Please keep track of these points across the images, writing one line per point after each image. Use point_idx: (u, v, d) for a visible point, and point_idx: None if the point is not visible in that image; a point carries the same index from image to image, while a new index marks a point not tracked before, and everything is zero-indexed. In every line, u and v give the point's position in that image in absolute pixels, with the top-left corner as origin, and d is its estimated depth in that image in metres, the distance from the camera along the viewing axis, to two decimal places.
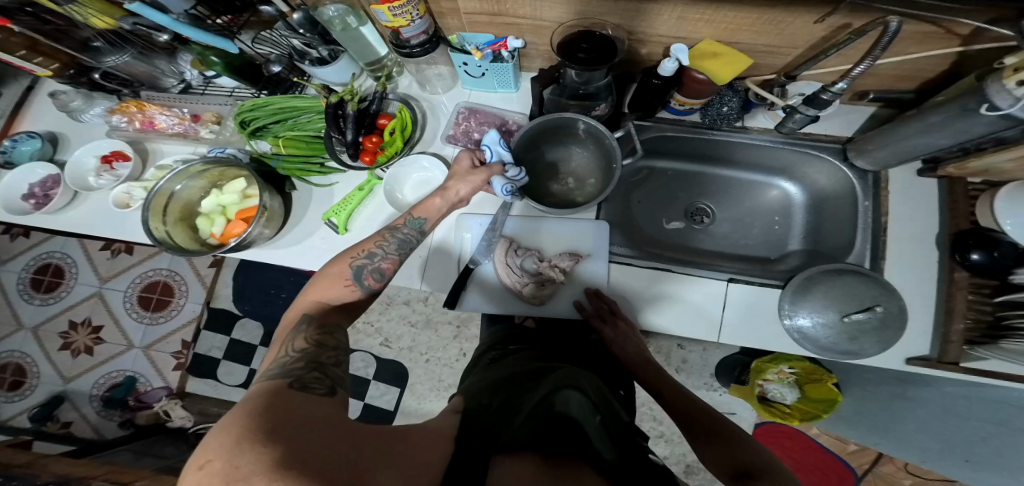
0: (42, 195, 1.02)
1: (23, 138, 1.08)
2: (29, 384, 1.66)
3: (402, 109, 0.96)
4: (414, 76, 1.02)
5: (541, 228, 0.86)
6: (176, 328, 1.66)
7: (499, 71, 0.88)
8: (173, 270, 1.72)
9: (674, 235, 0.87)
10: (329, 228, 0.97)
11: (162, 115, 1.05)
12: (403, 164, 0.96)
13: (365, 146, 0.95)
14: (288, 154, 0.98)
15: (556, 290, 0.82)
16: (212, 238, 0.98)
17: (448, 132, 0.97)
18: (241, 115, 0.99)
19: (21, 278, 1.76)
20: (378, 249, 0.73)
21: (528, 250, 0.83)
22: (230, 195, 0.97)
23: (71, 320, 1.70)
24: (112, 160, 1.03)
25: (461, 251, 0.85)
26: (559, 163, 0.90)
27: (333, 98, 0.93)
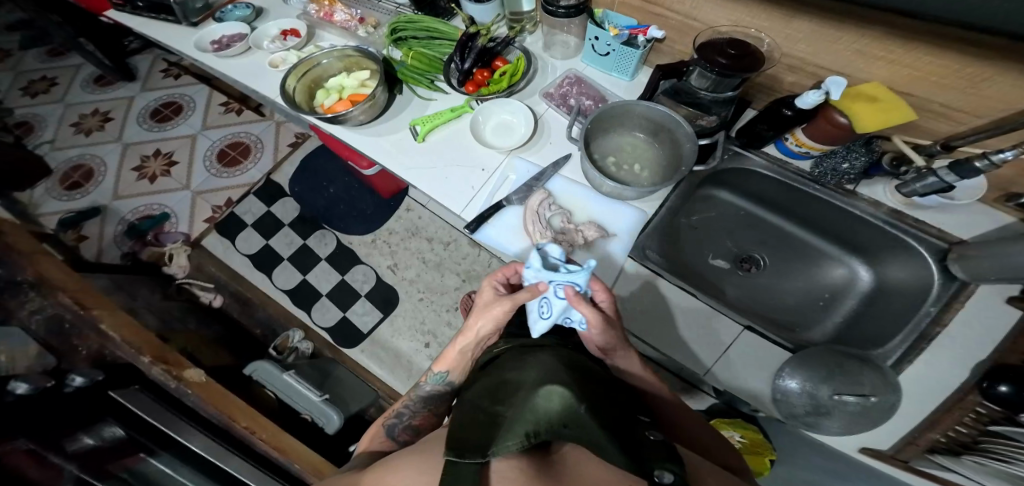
0: (225, 43, 1.28)
1: (240, 6, 1.37)
2: (86, 189, 1.96)
3: (519, 58, 1.00)
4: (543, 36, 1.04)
5: (581, 197, 0.89)
6: (228, 186, 1.88)
7: (625, 57, 0.91)
8: (258, 139, 1.98)
9: (713, 269, 0.86)
10: (411, 134, 1.04)
11: (341, 11, 1.25)
12: (495, 103, 0.99)
13: (475, 77, 1.01)
14: (411, 63, 1.09)
15: (570, 253, 0.83)
16: (319, 108, 1.11)
17: (549, 89, 0.99)
18: (395, 25, 1.12)
19: (146, 105, 2.13)
20: (405, 408, 0.79)
21: (560, 209, 0.88)
22: (351, 80, 1.11)
23: (157, 149, 2.00)
24: (286, 34, 1.27)
25: (499, 187, 0.93)
26: (619, 146, 0.87)
27: (470, 29, 1.00)
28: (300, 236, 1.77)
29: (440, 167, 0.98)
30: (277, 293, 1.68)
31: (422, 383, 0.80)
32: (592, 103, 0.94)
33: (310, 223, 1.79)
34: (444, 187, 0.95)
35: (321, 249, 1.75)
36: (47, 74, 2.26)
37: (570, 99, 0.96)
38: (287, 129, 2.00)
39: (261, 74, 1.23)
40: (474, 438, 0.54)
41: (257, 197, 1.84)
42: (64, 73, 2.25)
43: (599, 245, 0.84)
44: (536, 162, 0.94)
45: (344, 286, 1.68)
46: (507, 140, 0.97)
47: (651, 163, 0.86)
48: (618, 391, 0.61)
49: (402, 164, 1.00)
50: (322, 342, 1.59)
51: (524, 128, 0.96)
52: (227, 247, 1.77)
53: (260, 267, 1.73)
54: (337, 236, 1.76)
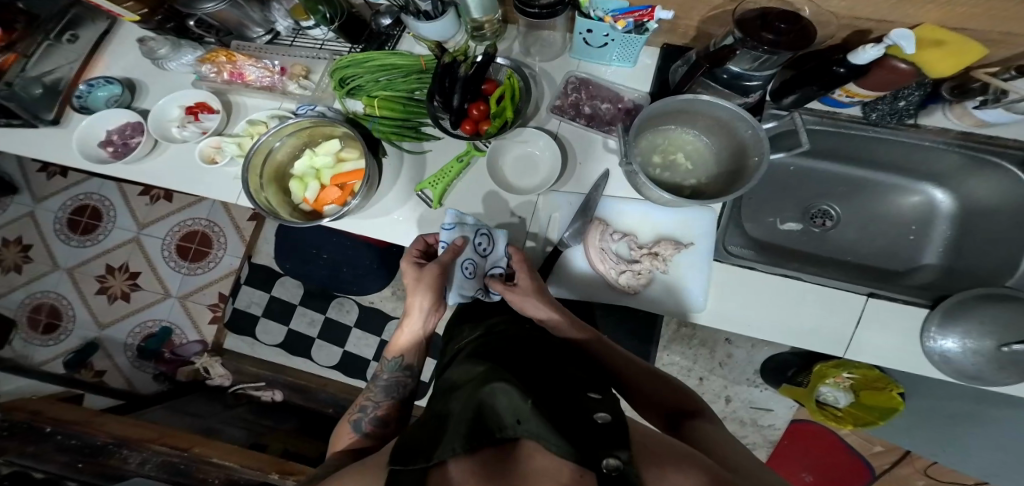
0: (121, 143, 0.90)
1: (100, 82, 0.96)
2: (63, 328, 1.77)
3: (511, 75, 0.88)
4: (520, 40, 0.93)
5: (642, 213, 0.87)
6: (214, 278, 1.78)
7: (627, 43, 0.79)
8: (211, 221, 1.81)
9: (790, 235, 0.90)
10: (422, 200, 0.93)
11: (252, 66, 0.91)
12: (507, 138, 0.90)
13: (470, 114, 0.88)
14: (383, 115, 0.92)
15: (651, 279, 0.85)
16: (303, 203, 0.91)
17: (554, 102, 0.90)
18: (339, 70, 0.91)
19: (57, 219, 1.85)
20: (368, 402, 0.83)
21: (622, 234, 0.86)
22: (323, 157, 0.90)
23: (108, 265, 1.80)
24: (196, 112, 0.90)
25: (550, 231, 0.88)
26: (660, 139, 0.79)
27: (447, 57, 0.85)
28: (318, 310, 1.70)
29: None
30: (328, 372, 1.65)
31: (381, 371, 0.87)
32: (609, 106, 0.87)
33: (322, 295, 1.71)
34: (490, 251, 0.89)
35: (345, 316, 1.70)
36: None
37: (583, 107, 0.88)
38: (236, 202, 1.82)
39: (192, 176, 0.89)
40: (424, 446, 0.57)
41: (250, 285, 1.73)
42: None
43: (676, 259, 0.84)
44: (574, 192, 0.89)
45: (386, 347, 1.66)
46: (535, 177, 0.90)
47: (710, 152, 0.78)
48: (573, 373, 0.65)
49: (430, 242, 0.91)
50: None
51: (548, 157, 0.89)
52: (251, 343, 1.70)
53: (297, 354, 1.67)
54: (355, 299, 1.70)
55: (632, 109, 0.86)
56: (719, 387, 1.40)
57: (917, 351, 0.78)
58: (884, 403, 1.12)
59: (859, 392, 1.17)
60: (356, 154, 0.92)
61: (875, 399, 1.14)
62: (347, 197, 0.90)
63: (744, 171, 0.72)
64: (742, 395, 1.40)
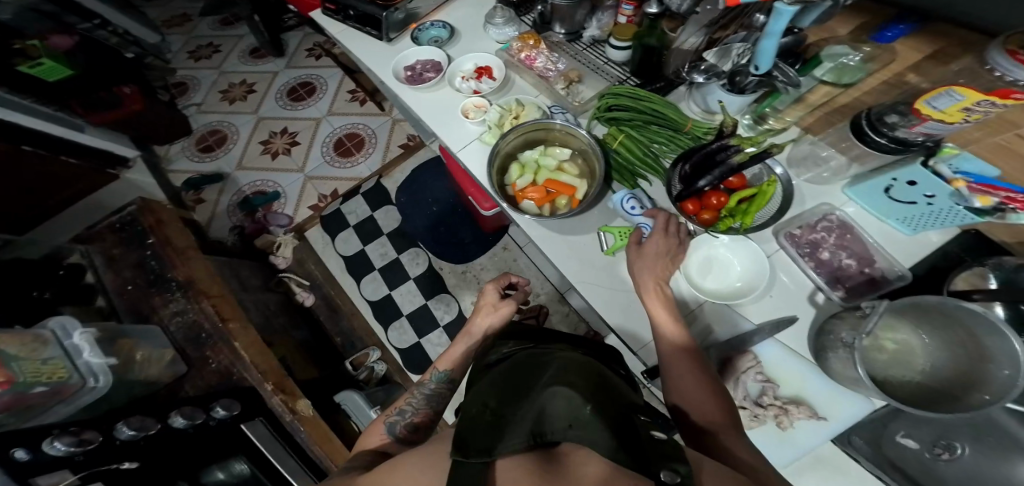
0: (418, 72, 1.02)
1: (436, 24, 1.08)
2: (216, 154, 1.90)
3: (770, 182, 0.86)
4: (795, 152, 0.90)
5: (801, 373, 0.79)
6: (340, 177, 1.85)
7: (949, 213, 0.70)
8: (374, 134, 1.91)
9: (924, 466, 0.72)
10: (598, 240, 0.91)
11: (542, 56, 0.99)
12: (720, 235, 0.85)
13: (702, 196, 0.87)
14: (619, 151, 0.92)
15: (758, 422, 0.78)
16: (508, 185, 0.95)
17: (792, 228, 0.86)
18: (610, 95, 0.92)
19: (286, 83, 2.04)
20: (407, 406, 0.86)
21: (766, 379, 0.79)
22: (548, 160, 0.94)
23: (285, 127, 1.94)
24: (481, 73, 1.00)
25: (703, 337, 0.84)
26: (886, 325, 0.71)
27: (733, 139, 0.84)
28: (396, 249, 1.75)
29: (621, 290, 0.87)
30: (362, 304, 1.70)
31: (425, 379, 0.90)
32: (852, 264, 0.81)
33: (408, 239, 1.75)
34: (632, 323, 0.85)
35: (411, 268, 1.72)
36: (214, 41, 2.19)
37: (822, 251, 0.83)
38: (402, 128, 1.91)
39: (447, 116, 0.99)
40: (483, 437, 0.53)
41: (363, 198, 1.81)
42: (229, 41, 2.18)
43: (800, 425, 0.76)
44: (750, 317, 0.83)
45: (425, 312, 1.66)
46: (722, 285, 0.85)
47: (936, 371, 0.68)
48: (626, 394, 0.62)
49: (582, 277, 0.89)
50: (394, 365, 1.60)
51: (742, 271, 0.85)
52: (326, 245, 1.77)
53: (352, 274, 1.73)
54: (428, 259, 1.72)
55: (877, 280, 0.79)
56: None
57: None
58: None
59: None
60: (574, 172, 0.95)
61: None
62: (545, 202, 0.92)
63: (955, 403, 0.64)
64: None
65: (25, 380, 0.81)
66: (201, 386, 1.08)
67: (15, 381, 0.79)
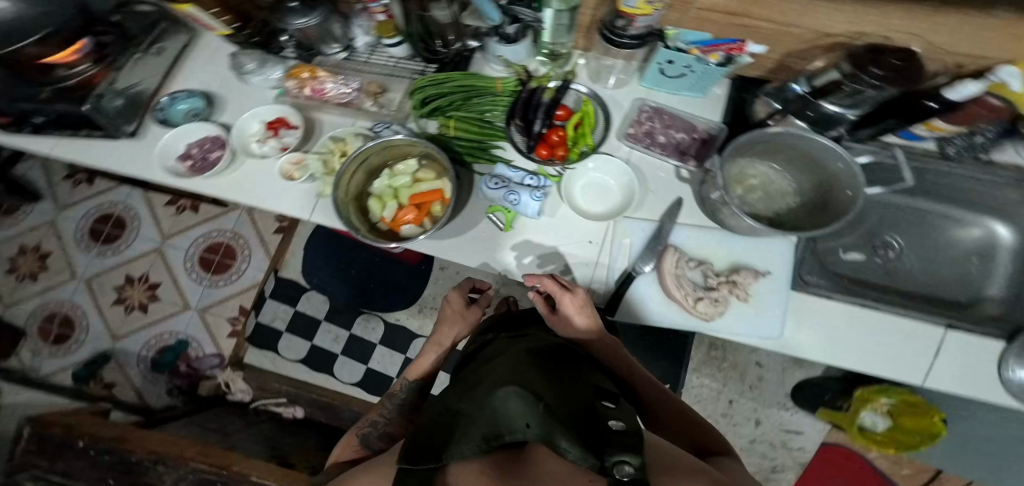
0: (200, 157, 0.91)
1: (182, 96, 0.97)
2: (75, 339, 1.75)
3: (586, 102, 0.91)
4: (589, 66, 0.94)
5: (716, 239, 0.88)
6: (233, 293, 1.76)
7: (705, 74, 0.81)
8: (235, 233, 1.81)
9: (862, 264, 0.91)
10: (493, 223, 0.91)
11: (333, 83, 0.93)
12: (579, 164, 0.90)
13: (544, 138, 0.90)
14: (460, 136, 0.91)
15: (725, 305, 0.85)
16: (380, 222, 0.91)
17: (626, 129, 0.92)
18: (417, 91, 0.91)
19: (83, 226, 1.85)
20: (379, 417, 0.96)
21: (698, 263, 0.86)
22: (401, 178, 0.90)
23: (129, 275, 1.79)
24: (276, 127, 0.91)
25: (622, 256, 0.88)
26: (745, 170, 0.81)
27: (533, 83, 0.89)
28: (343, 326, 1.70)
29: (539, 252, 0.90)
30: (349, 388, 1.65)
31: (397, 390, 0.99)
32: (684, 135, 0.89)
33: (349, 310, 1.71)
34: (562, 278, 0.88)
35: (371, 333, 1.69)
36: None
37: (657, 135, 0.91)
38: (263, 215, 1.83)
39: (269, 189, 0.90)
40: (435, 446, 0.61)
41: (275, 299, 1.73)
42: None
43: (756, 289, 0.85)
44: (647, 217, 0.90)
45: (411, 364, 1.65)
46: (610, 203, 0.91)
47: (801, 191, 0.80)
48: (594, 388, 0.66)
49: (498, 262, 0.90)
50: None
51: (619, 185, 0.91)
52: (273, 358, 1.70)
53: (320, 369, 1.67)
54: (382, 317, 1.69)
55: (706, 139, 0.89)
56: (749, 410, 1.54)
57: (993, 379, 0.80)
58: (928, 430, 1.28)
59: (898, 416, 1.33)
60: (431, 175, 0.92)
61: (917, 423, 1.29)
62: (423, 217, 0.90)
63: (834, 202, 0.74)
64: (773, 418, 1.53)
65: None
66: None
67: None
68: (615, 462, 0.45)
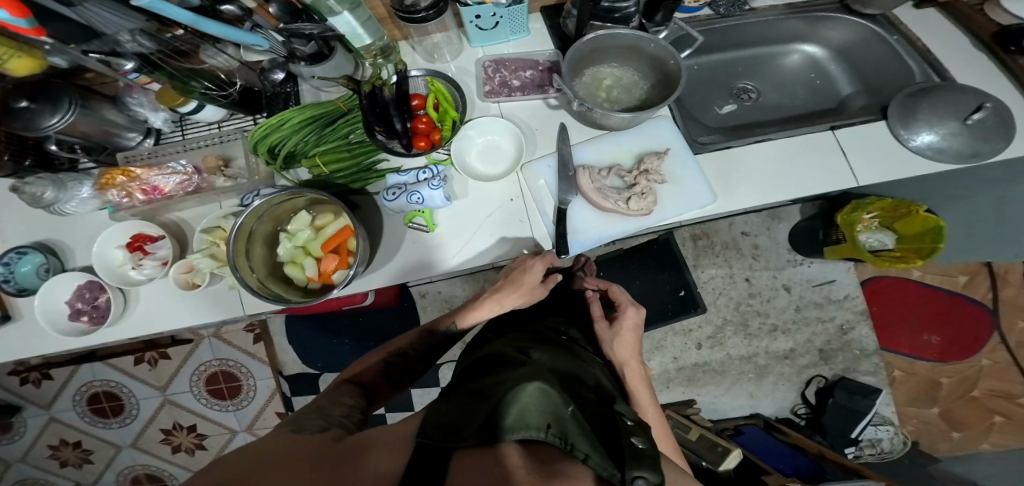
0: (90, 307, 0.90)
1: (14, 257, 0.93)
2: (172, 483, 1.79)
3: (433, 81, 0.91)
4: (419, 51, 0.95)
5: (608, 144, 0.91)
6: (263, 403, 1.75)
7: (514, 14, 0.88)
8: (224, 357, 1.73)
9: (728, 113, 1.09)
10: (417, 230, 0.89)
11: (160, 175, 0.92)
12: (460, 138, 0.90)
13: (413, 131, 0.89)
14: (333, 169, 0.89)
15: (654, 196, 0.87)
16: (310, 282, 0.90)
17: (484, 89, 0.93)
18: (261, 145, 0.89)
19: (80, 413, 1.74)
20: (410, 351, 0.81)
21: (610, 170, 0.89)
22: (302, 232, 0.89)
23: (173, 422, 1.76)
24: (139, 246, 0.90)
25: (542, 199, 0.89)
26: (594, 77, 0.93)
27: (366, 86, 0.84)
28: None
29: (470, 234, 0.89)
30: None
31: (442, 327, 0.83)
32: (533, 72, 0.94)
33: None
34: (501, 247, 0.88)
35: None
36: None
37: (511, 81, 0.94)
38: (232, 331, 1.74)
39: (195, 304, 0.92)
40: (447, 431, 0.51)
41: (299, 395, 1.73)
42: None
43: (670, 168, 0.88)
44: (546, 152, 0.91)
45: None
46: (504, 157, 0.91)
47: (642, 76, 0.92)
48: (599, 394, 0.65)
49: (435, 264, 0.88)
50: None
51: (511, 141, 0.91)
52: None
53: None
54: None
55: (551, 66, 0.94)
56: (769, 280, 1.52)
57: (907, 155, 0.87)
58: (926, 224, 1.17)
59: (895, 226, 1.25)
60: (330, 217, 0.91)
61: (911, 224, 1.20)
62: (347, 259, 0.90)
63: (667, 76, 0.88)
64: (796, 277, 1.52)
65: None
66: None
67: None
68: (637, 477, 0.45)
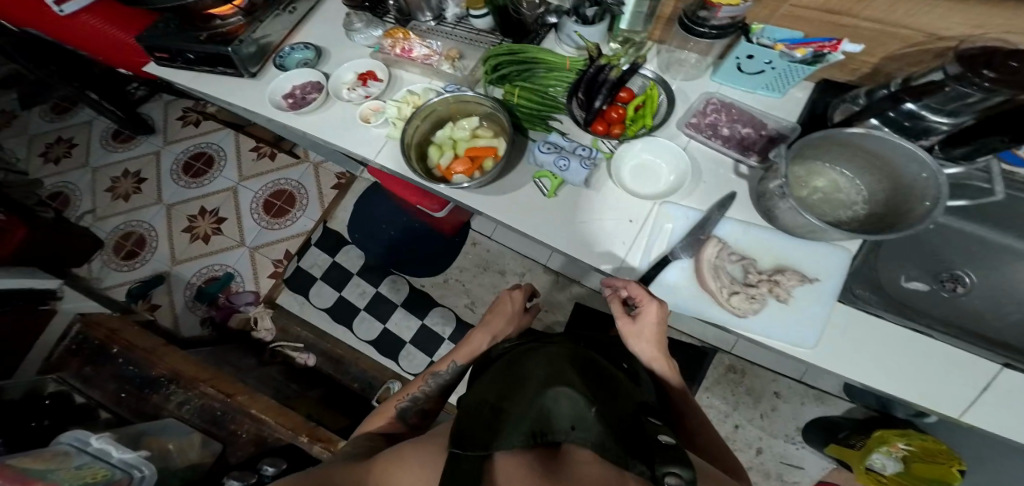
0: (301, 97, 1.00)
1: (299, 48, 1.06)
2: (141, 257, 1.91)
3: (651, 87, 0.93)
4: (661, 58, 0.97)
5: (758, 237, 0.88)
6: (285, 237, 1.89)
7: (791, 72, 0.81)
8: (301, 184, 1.94)
9: (928, 290, 0.91)
10: (538, 188, 0.93)
11: (419, 45, 1.00)
12: (637, 143, 0.91)
13: (601, 116, 0.92)
14: (521, 104, 0.95)
15: (761, 306, 0.85)
16: (433, 168, 0.95)
17: (689, 119, 0.92)
18: (491, 57, 0.96)
19: (176, 162, 2.03)
20: (418, 393, 1.06)
21: (740, 257, 0.87)
22: (462, 131, 0.95)
23: (201, 207, 1.94)
24: (367, 79, 1.01)
25: (661, 238, 0.89)
26: (812, 173, 0.82)
27: (603, 59, 0.90)
28: (373, 284, 1.80)
29: (577, 222, 0.91)
30: (363, 346, 1.75)
31: (442, 370, 1.08)
32: (750, 131, 0.88)
33: (380, 269, 1.82)
34: (594, 250, 0.90)
35: (394, 294, 1.78)
36: (62, 134, 2.12)
37: (720, 128, 0.89)
38: (325, 171, 1.96)
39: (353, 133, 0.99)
40: (482, 436, 0.62)
41: (318, 248, 1.86)
42: (79, 131, 2.12)
43: (795, 292, 0.85)
44: (693, 206, 0.90)
45: (425, 332, 1.73)
46: (657, 187, 0.91)
47: (868, 201, 0.79)
48: (629, 395, 0.72)
49: (532, 226, 0.92)
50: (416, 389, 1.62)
51: (671, 176, 0.91)
52: (302, 304, 1.82)
53: (340, 322, 1.78)
54: (408, 281, 1.79)
55: (772, 136, 0.87)
56: (753, 437, 1.51)
57: None
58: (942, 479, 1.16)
59: (912, 464, 1.23)
60: (490, 134, 0.97)
61: (927, 471, 1.19)
62: (472, 171, 0.93)
63: (904, 216, 0.73)
64: (774, 449, 1.50)
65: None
66: (244, 454, 1.21)
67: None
68: (666, 474, 0.50)
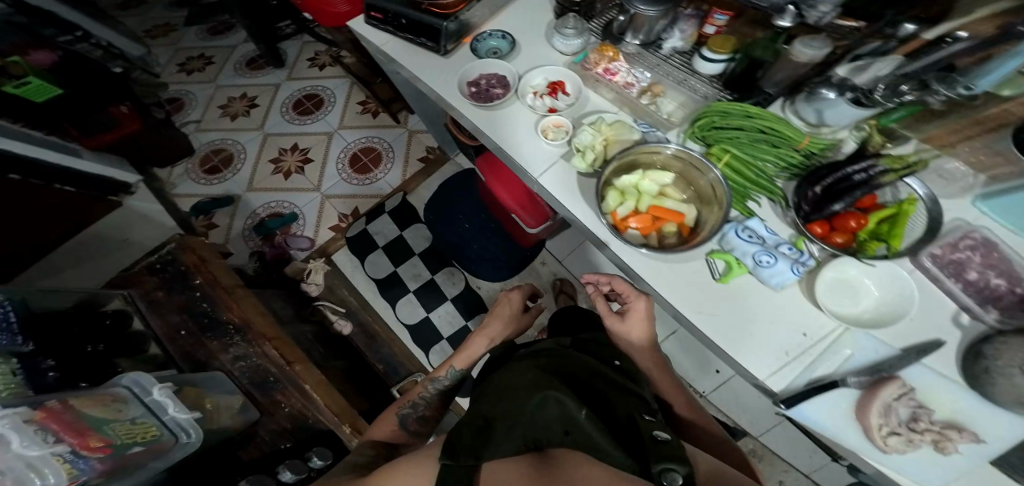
0: (484, 88, 1.00)
1: (496, 35, 1.08)
2: (223, 176, 1.90)
3: (907, 202, 0.78)
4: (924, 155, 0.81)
5: (952, 394, 0.74)
6: (359, 194, 1.75)
7: None
8: (391, 146, 1.79)
9: None
10: (708, 268, 0.84)
11: (622, 66, 0.95)
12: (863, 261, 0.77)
13: (833, 218, 0.79)
14: (733, 174, 0.85)
15: (913, 451, 0.72)
16: (606, 213, 0.84)
17: (932, 248, 0.80)
18: (713, 113, 0.84)
19: (289, 97, 1.99)
20: (417, 399, 1.03)
21: (920, 405, 0.73)
22: (652, 185, 0.84)
23: (294, 143, 1.87)
24: (556, 90, 0.98)
25: (839, 362, 0.77)
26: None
27: (884, 160, 0.72)
28: (430, 270, 1.63)
29: (743, 317, 0.82)
30: (399, 329, 1.58)
31: (442, 376, 1.07)
32: (1004, 284, 0.75)
33: (440, 256, 1.63)
34: (746, 348, 0.80)
35: (448, 288, 1.61)
36: (204, 52, 2.22)
37: (967, 271, 0.77)
38: (418, 140, 1.79)
39: (519, 138, 0.94)
40: (472, 443, 0.62)
41: (389, 218, 1.69)
42: (220, 51, 2.20)
43: (960, 448, 0.71)
44: (887, 341, 0.78)
45: (465, 333, 1.55)
46: (857, 308, 0.79)
47: None
48: (620, 393, 0.70)
49: (692, 306, 0.83)
50: None
51: (872, 305, 0.79)
52: (354, 268, 1.66)
53: (385, 298, 1.62)
54: (466, 278, 1.61)
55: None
56: None
57: None
58: None
59: None
60: (676, 196, 0.86)
61: None
62: (651, 231, 0.83)
63: None
64: None
65: (122, 442, 0.85)
66: (278, 430, 1.13)
67: (114, 444, 0.83)
68: (665, 471, 0.48)
